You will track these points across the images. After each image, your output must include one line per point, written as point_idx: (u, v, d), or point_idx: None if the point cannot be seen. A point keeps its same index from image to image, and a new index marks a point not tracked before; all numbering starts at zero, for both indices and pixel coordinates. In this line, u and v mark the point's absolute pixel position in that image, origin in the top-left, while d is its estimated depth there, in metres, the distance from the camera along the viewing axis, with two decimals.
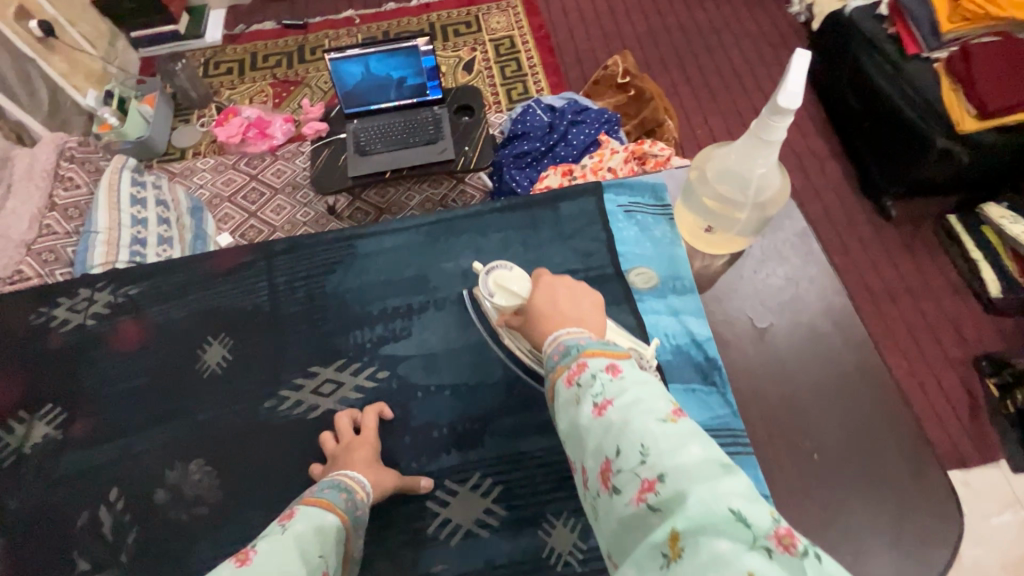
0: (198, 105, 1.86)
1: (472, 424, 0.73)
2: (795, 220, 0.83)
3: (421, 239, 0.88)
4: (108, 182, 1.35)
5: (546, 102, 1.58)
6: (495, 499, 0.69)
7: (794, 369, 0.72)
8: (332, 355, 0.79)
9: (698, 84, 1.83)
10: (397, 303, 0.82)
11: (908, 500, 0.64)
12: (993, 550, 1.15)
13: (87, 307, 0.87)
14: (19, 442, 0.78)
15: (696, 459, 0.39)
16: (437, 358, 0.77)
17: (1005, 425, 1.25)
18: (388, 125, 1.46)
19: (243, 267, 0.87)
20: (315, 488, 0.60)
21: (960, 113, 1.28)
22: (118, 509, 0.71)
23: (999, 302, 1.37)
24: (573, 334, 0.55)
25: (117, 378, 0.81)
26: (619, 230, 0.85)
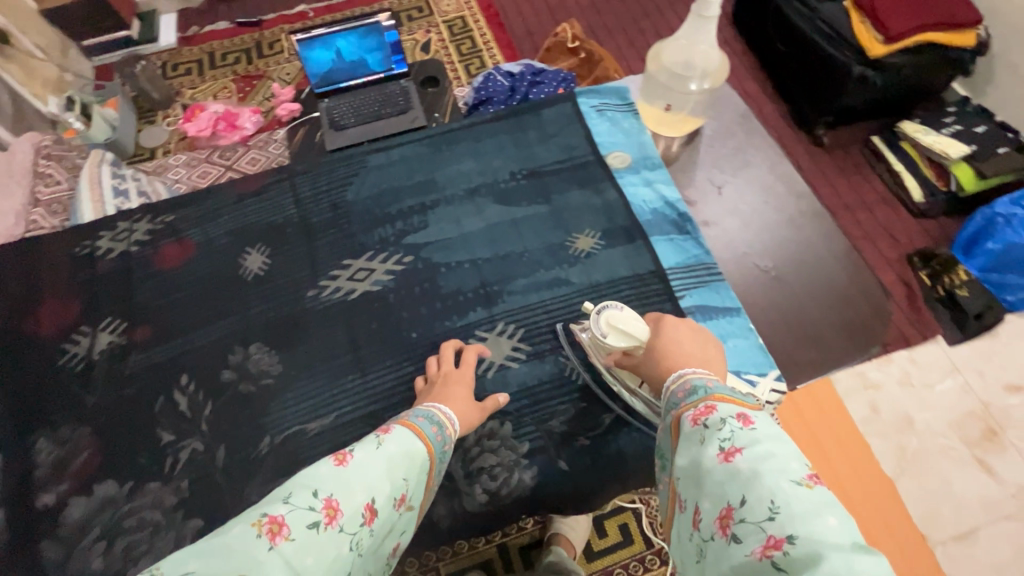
0: (161, 106, 1.88)
1: (489, 288, 0.89)
2: (736, 103, 1.05)
3: (424, 149, 1.03)
4: (89, 175, 1.36)
5: (504, 69, 1.68)
6: (521, 338, 0.86)
7: (750, 213, 0.94)
8: (361, 250, 0.94)
9: (641, 44, 1.97)
10: (412, 203, 0.97)
11: (845, 293, 0.87)
12: (939, 411, 1.32)
13: (129, 235, 0.97)
14: (86, 351, 0.89)
15: (832, 532, 0.44)
16: (452, 242, 0.93)
17: (938, 307, 1.43)
18: (359, 100, 1.52)
19: (270, 186, 1.01)
20: (414, 411, 0.68)
21: (870, 40, 1.47)
22: (190, 389, 0.84)
23: (923, 206, 1.55)
24: (701, 377, 0.62)
25: (166, 290, 0.93)
26: (594, 126, 1.02)
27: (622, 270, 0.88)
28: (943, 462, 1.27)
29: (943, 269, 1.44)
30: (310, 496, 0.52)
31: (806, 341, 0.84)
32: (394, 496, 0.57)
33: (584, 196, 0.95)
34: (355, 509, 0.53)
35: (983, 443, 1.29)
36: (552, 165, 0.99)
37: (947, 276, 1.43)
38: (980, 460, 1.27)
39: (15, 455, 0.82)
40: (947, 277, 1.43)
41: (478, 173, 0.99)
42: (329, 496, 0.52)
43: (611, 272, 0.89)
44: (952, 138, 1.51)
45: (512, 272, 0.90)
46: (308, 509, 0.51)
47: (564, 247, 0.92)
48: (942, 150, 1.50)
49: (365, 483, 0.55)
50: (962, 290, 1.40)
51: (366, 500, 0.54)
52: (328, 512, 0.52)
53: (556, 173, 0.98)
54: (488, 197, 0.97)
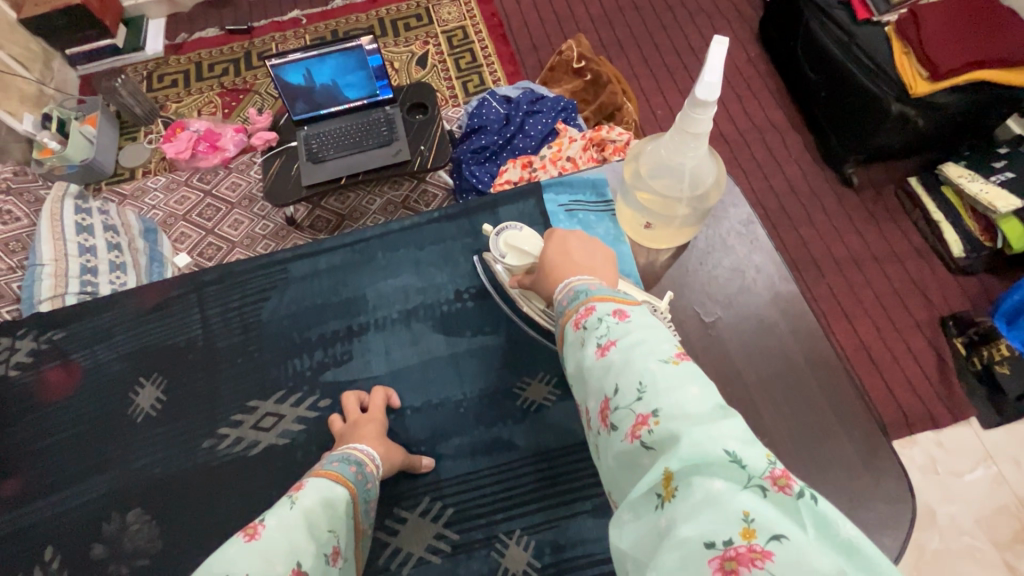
0: (144, 121, 1.79)
1: (422, 439, 0.79)
2: (740, 205, 0.83)
3: (358, 256, 0.91)
4: (51, 211, 1.29)
5: (501, 94, 1.55)
6: (447, 522, 0.74)
7: (739, 363, 0.72)
8: (271, 389, 0.83)
9: (655, 62, 1.80)
10: (337, 326, 0.86)
11: (857, 490, 0.65)
12: (967, 506, 1.18)
13: (10, 356, 0.88)
14: None
15: (694, 402, 0.43)
16: (379, 381, 0.82)
17: (973, 382, 1.28)
18: (341, 130, 1.42)
19: (171, 301, 0.90)
20: (326, 460, 0.65)
21: (913, 77, 1.28)
22: (55, 567, 0.74)
23: (963, 262, 1.39)
24: (584, 282, 0.59)
25: (49, 429, 0.83)
26: (561, 231, 0.85)
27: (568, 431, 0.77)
28: (967, 566, 1.13)
29: (981, 339, 1.28)
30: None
31: None
32: (323, 553, 0.54)
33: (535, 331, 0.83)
34: None
35: (1014, 545, 1.14)
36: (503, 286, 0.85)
37: (987, 347, 1.27)
38: (1011, 566, 1.13)
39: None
40: (985, 349, 1.26)
41: (417, 291, 0.87)
42: (244, 574, 0.46)
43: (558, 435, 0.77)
44: (1002, 187, 1.32)
45: (443, 426, 0.80)
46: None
47: (507, 394, 0.80)
48: (989, 202, 1.31)
49: (287, 549, 0.50)
50: (1002, 366, 1.24)
51: (291, 565, 0.50)
52: None
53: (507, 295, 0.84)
54: (424, 322, 0.85)
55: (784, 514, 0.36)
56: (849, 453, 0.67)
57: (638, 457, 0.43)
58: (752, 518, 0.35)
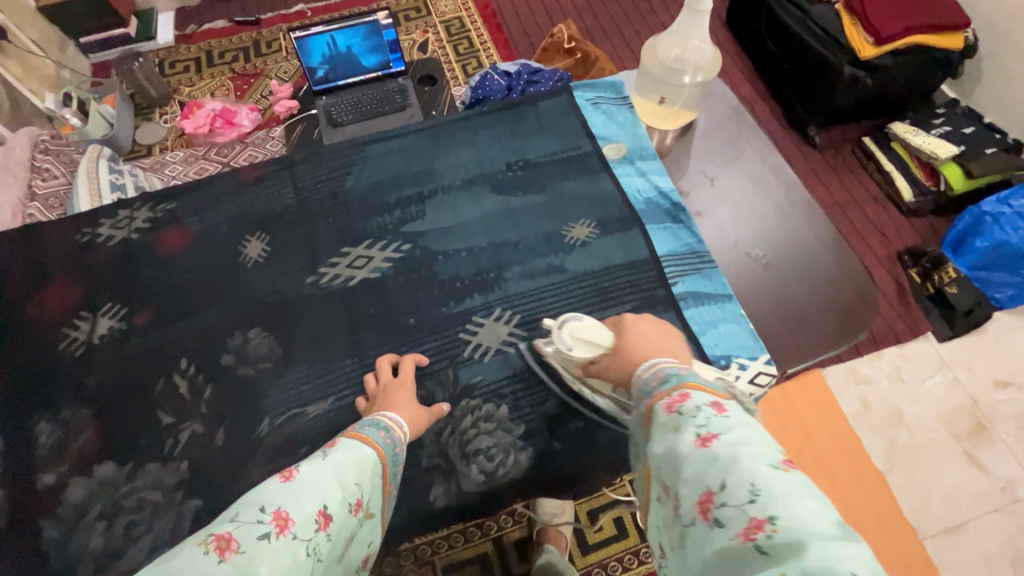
0: (159, 104, 1.89)
1: (485, 276, 0.90)
2: (729, 97, 1.08)
3: (422, 140, 1.04)
4: (86, 169, 1.36)
5: (501, 68, 1.70)
6: (517, 322, 0.87)
7: (740, 203, 0.96)
8: (360, 238, 0.94)
9: (636, 46, 2.00)
10: (410, 192, 0.98)
11: (832, 279, 0.90)
12: (929, 406, 1.34)
13: (130, 223, 0.98)
14: (87, 335, 0.89)
15: (812, 513, 0.42)
16: (451, 230, 0.94)
17: (927, 304, 1.46)
18: (357, 99, 1.54)
19: (268, 175, 1.01)
20: (359, 423, 0.66)
21: (861, 42, 1.49)
22: (190, 373, 0.85)
23: (913, 205, 1.58)
24: (672, 366, 0.61)
25: (163, 277, 0.93)
26: (590, 118, 1.03)
27: (615, 258, 0.90)
28: (933, 457, 1.29)
29: (932, 267, 1.46)
30: (257, 511, 0.49)
31: (796, 325, 0.87)
32: (347, 501, 0.55)
33: (578, 186, 0.97)
34: (308, 516, 0.50)
35: (972, 436, 1.31)
36: (547, 158, 1.00)
37: (937, 273, 1.45)
38: (970, 454, 1.29)
39: (15, 437, 0.82)
40: (936, 275, 1.44)
41: (474, 163, 1.01)
42: (275, 508, 0.50)
43: (606, 260, 0.90)
44: (943, 139, 1.54)
45: (507, 258, 0.92)
46: (256, 523, 0.48)
47: (559, 235, 0.93)
48: (932, 150, 1.52)
49: (315, 490, 0.52)
50: (950, 288, 1.42)
51: (318, 506, 0.52)
52: (278, 523, 0.48)
53: (549, 165, 0.99)
54: (485, 186, 0.98)
55: None
56: (825, 257, 0.92)
57: (747, 558, 0.42)
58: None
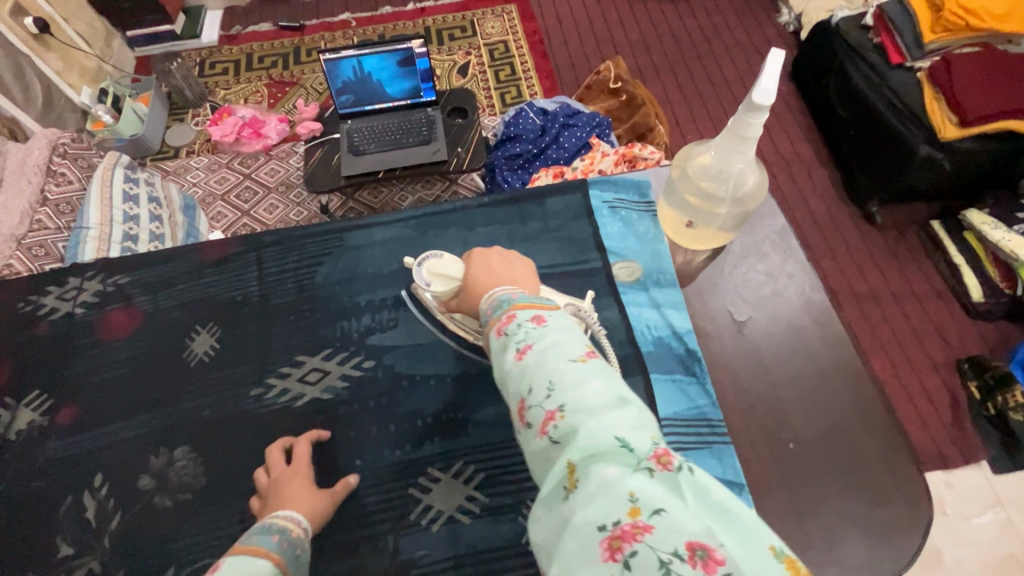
0: (192, 105, 1.87)
1: (454, 420, 0.69)
2: (776, 217, 0.85)
3: (409, 231, 0.84)
4: (101, 177, 1.35)
5: (538, 105, 1.60)
6: (479, 489, 0.65)
7: (771, 362, 0.73)
8: (319, 343, 0.75)
9: (689, 89, 1.86)
10: (383, 295, 0.78)
11: (880, 491, 0.65)
12: (975, 549, 1.17)
13: (77, 295, 0.83)
14: (5, 429, 0.74)
15: (595, 393, 0.43)
16: (417, 353, 0.73)
17: (986, 426, 1.28)
18: (382, 127, 1.48)
19: (232, 259, 0.83)
20: (244, 532, 0.53)
21: (942, 121, 1.32)
22: (102, 495, 0.68)
23: (981, 307, 1.40)
24: (506, 291, 0.58)
25: (99, 366, 0.77)
26: (604, 225, 0.84)
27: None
28: None
29: (997, 386, 1.28)
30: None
31: (823, 553, 0.61)
32: None
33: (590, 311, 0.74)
34: None
35: None
36: (549, 270, 0.79)
37: (1002, 394, 1.27)
38: None
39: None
40: (1000, 396, 1.26)
41: None
42: None
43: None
44: None
45: (487, 402, 0.70)
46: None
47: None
48: (1012, 249, 1.32)
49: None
50: (1016, 413, 1.24)
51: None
52: None
53: (551, 282, 0.78)
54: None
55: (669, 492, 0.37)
56: (873, 457, 0.67)
57: (546, 452, 0.43)
58: (637, 497, 0.36)
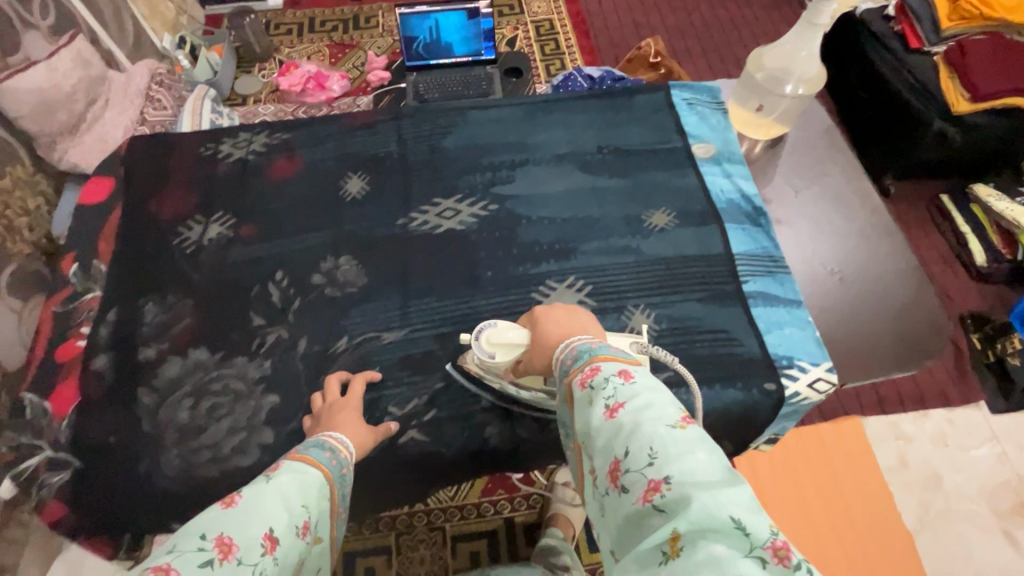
0: (259, 60, 2.01)
1: (565, 244, 0.93)
2: (823, 118, 1.15)
3: (522, 115, 1.08)
4: (192, 105, 1.47)
5: (586, 72, 1.73)
6: (586, 294, 0.88)
7: (825, 220, 1.03)
8: (451, 191, 0.99)
9: (720, 70, 2.00)
10: (503, 159, 1.02)
11: (898, 300, 0.97)
12: (972, 476, 1.29)
13: (249, 145, 1.06)
14: (199, 237, 0.96)
15: (702, 467, 0.48)
16: (535, 199, 0.98)
17: (985, 373, 1.41)
18: (444, 79, 1.61)
19: (377, 124, 1.07)
20: (302, 444, 0.66)
21: (955, 97, 1.46)
22: (285, 285, 0.91)
23: (984, 270, 1.53)
24: (587, 342, 0.64)
25: (268, 197, 1.00)
26: (684, 117, 1.07)
27: (695, 249, 0.91)
28: (968, 528, 1.24)
29: (997, 335, 1.42)
30: (197, 539, 0.49)
31: (859, 338, 0.94)
32: (294, 525, 0.55)
33: (665, 177, 0.99)
34: (253, 541, 0.51)
35: (1013, 515, 1.25)
36: (636, 147, 1.03)
37: (1001, 342, 1.41)
38: (1008, 533, 1.23)
39: (124, 312, 0.90)
40: (1000, 343, 1.40)
41: (566, 142, 1.04)
42: (218, 533, 0.50)
43: (681, 249, 0.92)
44: None
45: (587, 232, 0.94)
46: (195, 551, 0.48)
47: (640, 219, 0.95)
48: (1013, 216, 1.46)
49: (257, 515, 0.53)
50: (1013, 358, 1.38)
51: (264, 529, 0.52)
52: (221, 549, 0.48)
53: (639, 155, 1.02)
54: (573, 164, 1.01)
55: None
56: (893, 279, 0.99)
57: (648, 517, 0.48)
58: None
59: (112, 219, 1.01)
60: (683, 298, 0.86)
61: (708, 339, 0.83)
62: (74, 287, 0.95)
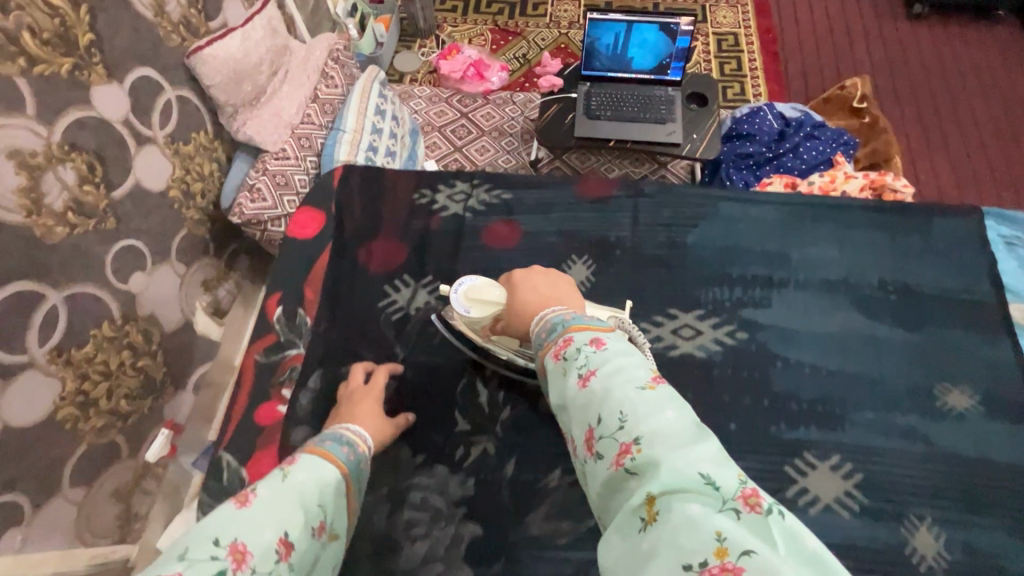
0: (422, 36, 1.94)
1: (830, 408, 0.87)
2: None
3: (785, 215, 1.04)
4: (362, 88, 1.44)
5: (777, 108, 1.52)
6: (856, 484, 0.81)
7: None
8: (692, 306, 0.96)
9: (931, 124, 1.70)
10: (758, 272, 0.99)
11: None
12: None
13: (467, 201, 1.09)
14: (405, 303, 0.99)
15: (673, 428, 0.49)
16: (796, 338, 0.93)
17: None
18: (620, 95, 1.47)
19: (611, 199, 1.08)
20: (320, 439, 0.70)
21: None
22: (491, 386, 0.92)
23: None
24: (560, 315, 0.67)
25: (495, 262, 1.02)
26: (1000, 258, 1.00)
27: (1009, 453, 0.83)
28: None
29: None
30: (209, 546, 0.49)
31: None
32: (309, 526, 0.57)
33: (968, 339, 0.92)
34: (268, 547, 0.52)
35: None
36: (928, 288, 0.96)
37: None
38: None
39: (333, 362, 0.94)
40: None
41: (838, 261, 0.99)
42: (231, 540, 0.50)
43: (985, 448, 0.84)
44: None
45: (859, 399, 0.88)
46: (211, 560, 0.48)
47: (931, 395, 0.88)
48: None
49: (273, 519, 0.54)
50: None
51: (279, 534, 0.53)
52: (234, 557, 0.49)
53: (931, 300, 0.95)
54: (846, 297, 0.96)
55: (758, 533, 0.42)
56: None
57: (623, 481, 0.49)
58: (724, 537, 0.41)
59: (320, 261, 1.03)
60: (989, 524, 0.78)
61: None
62: (278, 335, 0.96)
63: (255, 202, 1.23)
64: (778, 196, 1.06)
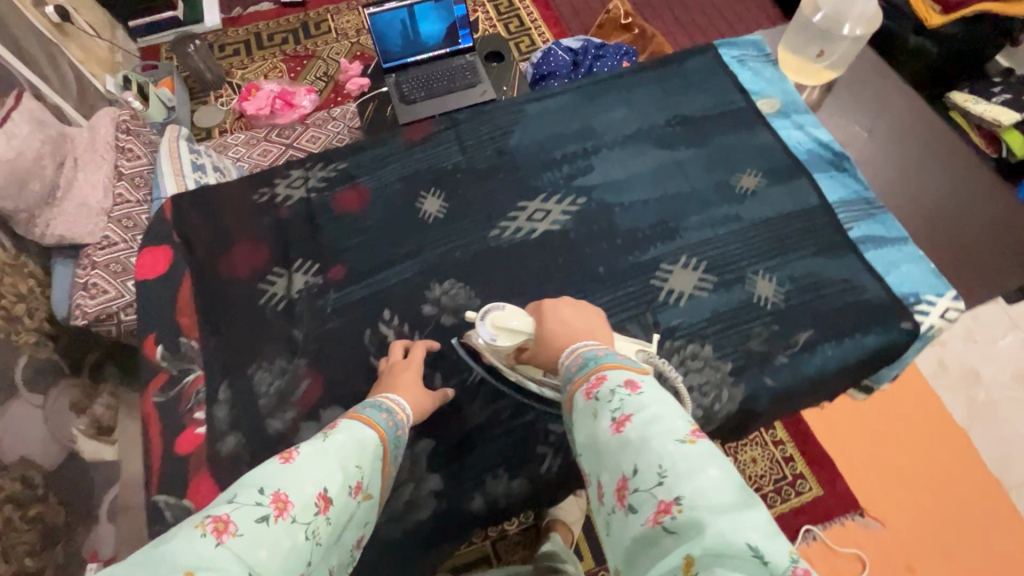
0: (213, 87, 1.87)
1: (667, 225, 1.03)
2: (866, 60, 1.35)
3: (576, 97, 1.20)
4: (167, 148, 1.30)
5: (564, 44, 1.68)
6: (704, 271, 0.98)
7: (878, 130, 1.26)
8: (535, 193, 1.09)
9: (685, 20, 2.00)
10: (573, 149, 1.13)
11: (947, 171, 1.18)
12: (1002, 364, 1.40)
13: (307, 183, 1.13)
14: (285, 291, 1.02)
15: (715, 487, 0.48)
16: (622, 187, 1.08)
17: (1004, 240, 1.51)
18: (426, 75, 1.54)
19: (436, 135, 1.17)
20: (360, 407, 0.69)
21: (928, 11, 1.54)
22: (395, 323, 0.98)
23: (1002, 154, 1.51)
24: (593, 351, 0.67)
25: (354, 229, 1.08)
26: (740, 75, 1.21)
27: (790, 204, 1.04)
28: (1010, 409, 1.35)
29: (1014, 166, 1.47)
30: (255, 493, 0.50)
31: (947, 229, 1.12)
32: (346, 485, 0.57)
33: (743, 137, 1.12)
34: (308, 499, 0.52)
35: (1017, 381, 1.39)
36: (700, 113, 1.16)
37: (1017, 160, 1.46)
38: None
39: (242, 404, 0.93)
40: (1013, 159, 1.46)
41: (630, 117, 1.16)
42: (274, 489, 0.51)
43: (778, 207, 1.04)
44: (1004, 106, 1.49)
45: (684, 210, 1.05)
46: (253, 505, 0.49)
47: (728, 185, 1.07)
48: (994, 117, 1.47)
49: (312, 474, 0.54)
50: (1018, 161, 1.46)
51: (318, 488, 0.53)
52: (278, 505, 0.50)
53: (707, 121, 1.15)
54: (647, 142, 1.13)
55: None
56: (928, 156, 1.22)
57: (659, 539, 0.47)
58: None
59: (184, 290, 1.04)
60: (797, 254, 0.99)
61: (832, 285, 0.95)
62: (169, 370, 0.96)
63: (95, 297, 1.13)
64: (566, 83, 1.21)
